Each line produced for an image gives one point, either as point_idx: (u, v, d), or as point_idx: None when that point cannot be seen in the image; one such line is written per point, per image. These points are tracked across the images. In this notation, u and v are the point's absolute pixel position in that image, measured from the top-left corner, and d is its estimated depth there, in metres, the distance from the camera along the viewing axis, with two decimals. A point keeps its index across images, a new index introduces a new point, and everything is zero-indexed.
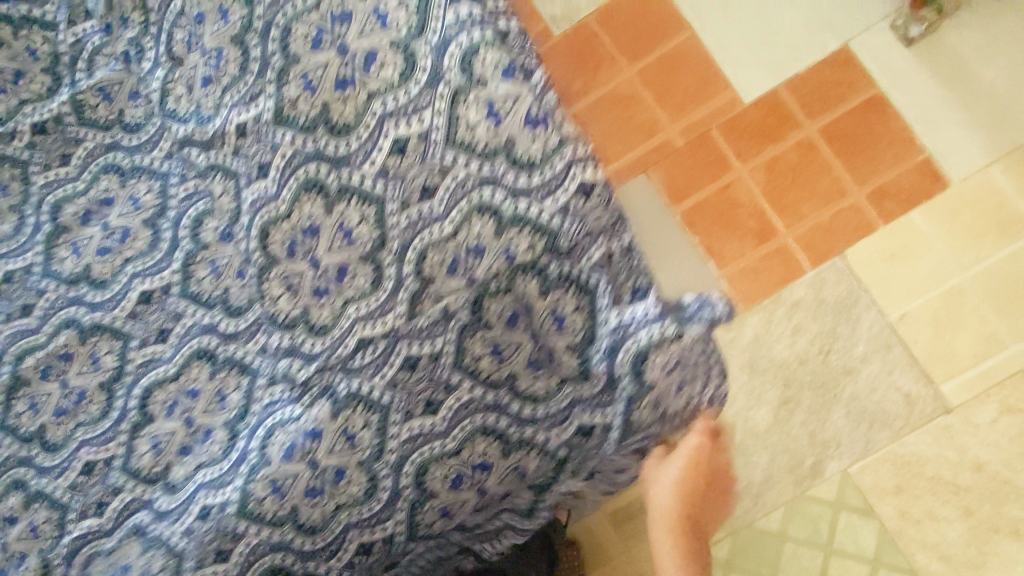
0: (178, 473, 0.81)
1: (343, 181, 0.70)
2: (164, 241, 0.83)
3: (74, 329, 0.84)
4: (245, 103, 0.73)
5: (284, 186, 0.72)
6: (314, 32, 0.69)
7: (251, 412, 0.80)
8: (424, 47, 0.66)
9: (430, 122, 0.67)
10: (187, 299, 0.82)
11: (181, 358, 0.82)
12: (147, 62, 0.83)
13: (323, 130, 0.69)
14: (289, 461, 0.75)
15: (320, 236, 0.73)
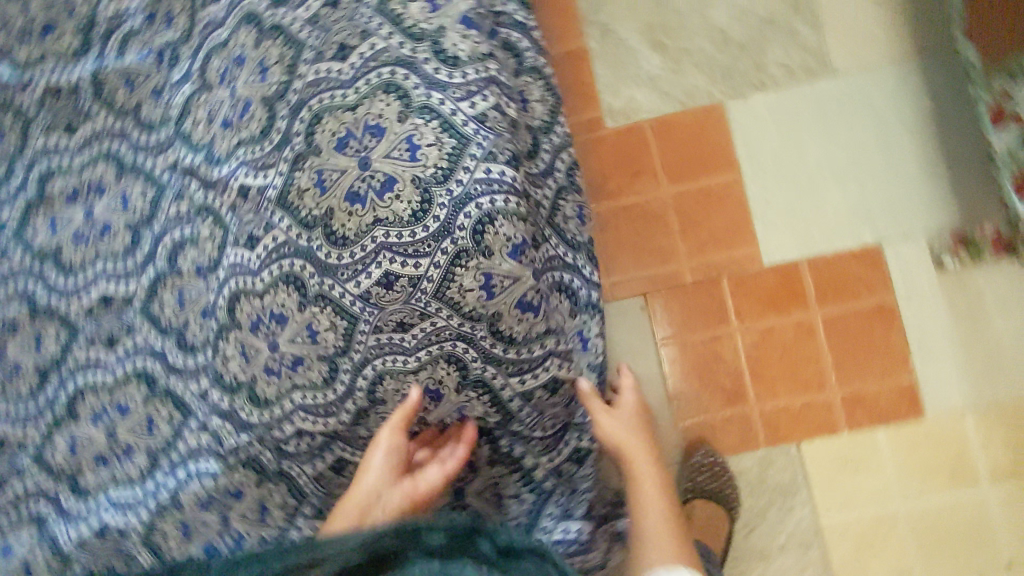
0: (89, 480, 0.81)
1: (322, 289, 0.68)
2: (140, 252, 0.81)
3: (27, 304, 0.82)
4: (256, 168, 0.71)
5: (263, 269, 0.70)
6: (341, 133, 0.66)
7: (175, 449, 0.80)
8: (444, 195, 0.65)
9: (428, 270, 0.65)
10: (145, 317, 0.80)
11: (123, 373, 0.81)
12: (178, 71, 0.80)
13: (319, 232, 0.67)
14: (204, 511, 0.78)
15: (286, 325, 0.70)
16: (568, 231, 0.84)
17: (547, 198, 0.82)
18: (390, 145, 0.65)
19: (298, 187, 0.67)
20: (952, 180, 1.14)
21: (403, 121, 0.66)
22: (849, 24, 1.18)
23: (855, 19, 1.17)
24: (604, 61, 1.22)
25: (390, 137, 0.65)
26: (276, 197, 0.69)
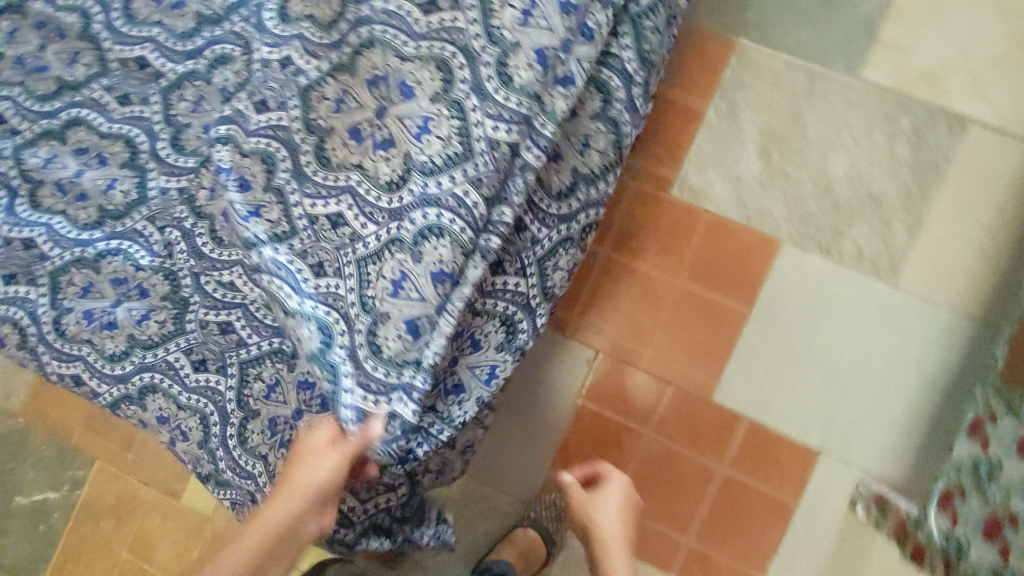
0: (43, 199, 0.84)
1: (277, 180, 0.76)
2: (190, 41, 0.84)
3: (82, 24, 0.88)
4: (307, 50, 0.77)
5: (255, 136, 0.77)
6: (378, 73, 0.79)
7: (122, 221, 0.84)
8: (412, 183, 0.77)
9: (371, 235, 0.76)
10: (161, 98, 0.84)
11: (116, 129, 0.84)
12: None
13: (302, 124, 0.76)
14: (111, 286, 0.83)
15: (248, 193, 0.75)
16: (550, 279, 0.89)
17: (549, 239, 0.87)
18: (408, 128, 0.78)
19: (320, 91, 0.77)
20: (921, 445, 1.11)
21: (434, 110, 0.77)
22: (941, 253, 1.12)
23: (951, 250, 1.12)
24: (712, 134, 1.18)
25: (416, 115, 0.77)
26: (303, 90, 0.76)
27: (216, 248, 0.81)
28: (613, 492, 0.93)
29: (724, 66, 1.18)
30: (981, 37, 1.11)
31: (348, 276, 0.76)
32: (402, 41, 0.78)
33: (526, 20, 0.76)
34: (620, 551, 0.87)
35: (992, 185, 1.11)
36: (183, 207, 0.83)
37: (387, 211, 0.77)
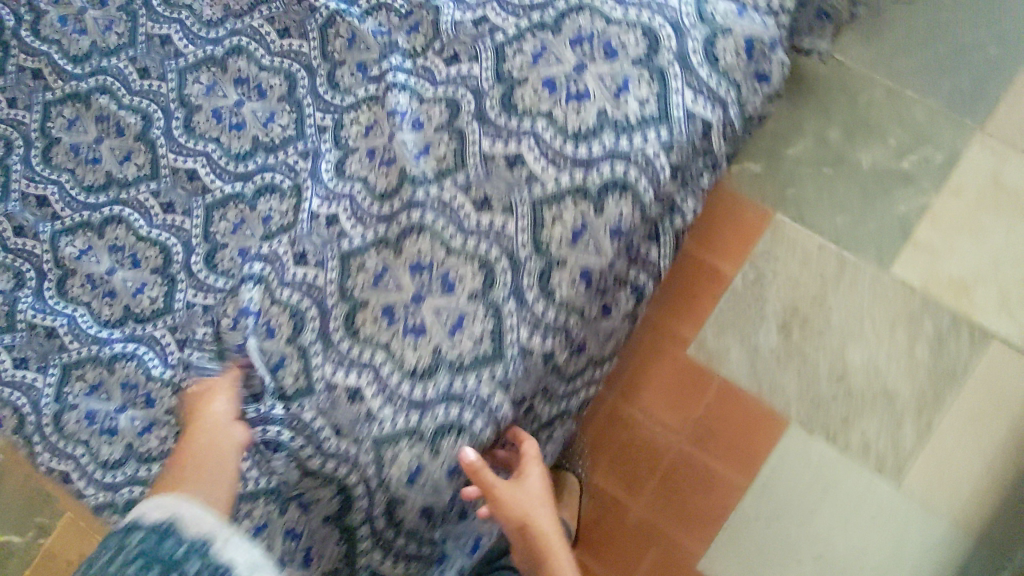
0: (74, 289, 0.87)
1: (294, 336, 0.71)
2: (244, 163, 0.85)
3: (142, 125, 0.89)
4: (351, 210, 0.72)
5: (287, 282, 0.72)
6: (423, 257, 0.66)
7: (142, 325, 0.84)
8: (431, 373, 0.66)
9: (386, 418, 0.66)
10: (205, 213, 0.85)
11: (156, 235, 0.86)
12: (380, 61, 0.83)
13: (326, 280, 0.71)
14: (119, 391, 0.82)
15: (255, 345, 0.70)
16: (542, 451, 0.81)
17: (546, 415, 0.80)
18: (437, 320, 0.66)
19: (360, 262, 0.70)
20: None
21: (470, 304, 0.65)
22: (948, 463, 1.09)
23: (957, 462, 1.09)
24: (736, 300, 1.17)
25: (451, 306, 0.65)
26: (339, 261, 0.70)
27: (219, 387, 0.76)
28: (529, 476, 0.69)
29: (761, 237, 1.18)
30: (1014, 256, 1.12)
31: (355, 456, 0.67)
32: (450, 231, 0.66)
33: (580, 234, 0.64)
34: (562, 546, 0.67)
35: (1005, 404, 1.09)
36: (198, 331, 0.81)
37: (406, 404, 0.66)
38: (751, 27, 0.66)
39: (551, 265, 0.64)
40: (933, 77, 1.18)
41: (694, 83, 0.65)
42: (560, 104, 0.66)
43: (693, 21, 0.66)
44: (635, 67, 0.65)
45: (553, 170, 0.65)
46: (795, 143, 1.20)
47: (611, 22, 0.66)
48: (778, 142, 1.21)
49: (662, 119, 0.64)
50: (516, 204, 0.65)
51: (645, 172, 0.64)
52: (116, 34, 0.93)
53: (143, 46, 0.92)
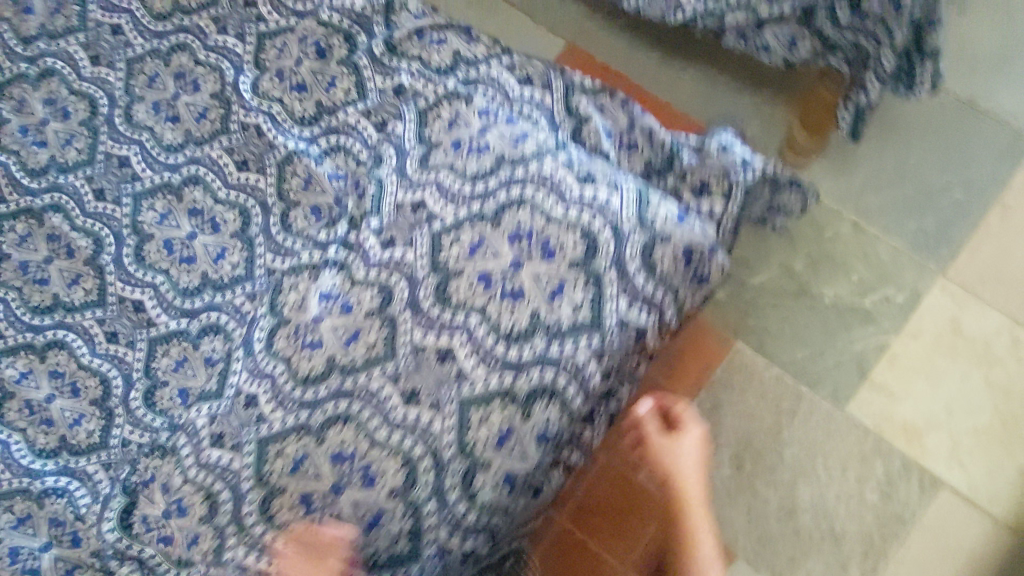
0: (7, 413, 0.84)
1: (217, 504, 0.70)
2: (192, 299, 0.84)
3: (93, 249, 0.88)
4: (281, 383, 0.72)
5: (218, 446, 0.72)
6: (346, 447, 0.66)
7: (76, 457, 0.82)
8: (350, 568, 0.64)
9: None
10: (147, 348, 0.84)
11: (97, 366, 0.85)
12: (334, 207, 0.82)
13: (252, 450, 0.69)
14: (46, 527, 0.79)
15: (185, 520, 0.71)
16: None
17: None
18: (357, 517, 0.65)
19: (282, 446, 0.68)
20: None
21: (391, 505, 0.64)
22: None
23: None
24: None
25: (370, 504, 0.64)
26: (258, 441, 0.70)
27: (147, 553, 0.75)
28: (692, 434, 0.87)
29: (718, 366, 1.17)
30: (970, 407, 1.12)
31: None
32: (377, 424, 0.66)
33: (501, 442, 0.63)
34: (701, 516, 0.89)
35: (952, 554, 1.08)
36: (121, 481, 0.78)
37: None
38: (692, 233, 0.66)
39: (474, 467, 0.64)
40: (898, 212, 1.19)
41: (629, 290, 0.65)
42: (496, 301, 0.66)
43: (632, 225, 0.66)
44: (572, 270, 0.65)
45: (484, 368, 0.65)
46: (760, 270, 1.20)
47: (552, 222, 0.67)
48: (743, 268, 1.21)
49: (594, 326, 0.64)
50: (445, 399, 0.65)
51: (574, 380, 0.64)
52: (76, 149, 0.92)
53: (101, 165, 0.91)
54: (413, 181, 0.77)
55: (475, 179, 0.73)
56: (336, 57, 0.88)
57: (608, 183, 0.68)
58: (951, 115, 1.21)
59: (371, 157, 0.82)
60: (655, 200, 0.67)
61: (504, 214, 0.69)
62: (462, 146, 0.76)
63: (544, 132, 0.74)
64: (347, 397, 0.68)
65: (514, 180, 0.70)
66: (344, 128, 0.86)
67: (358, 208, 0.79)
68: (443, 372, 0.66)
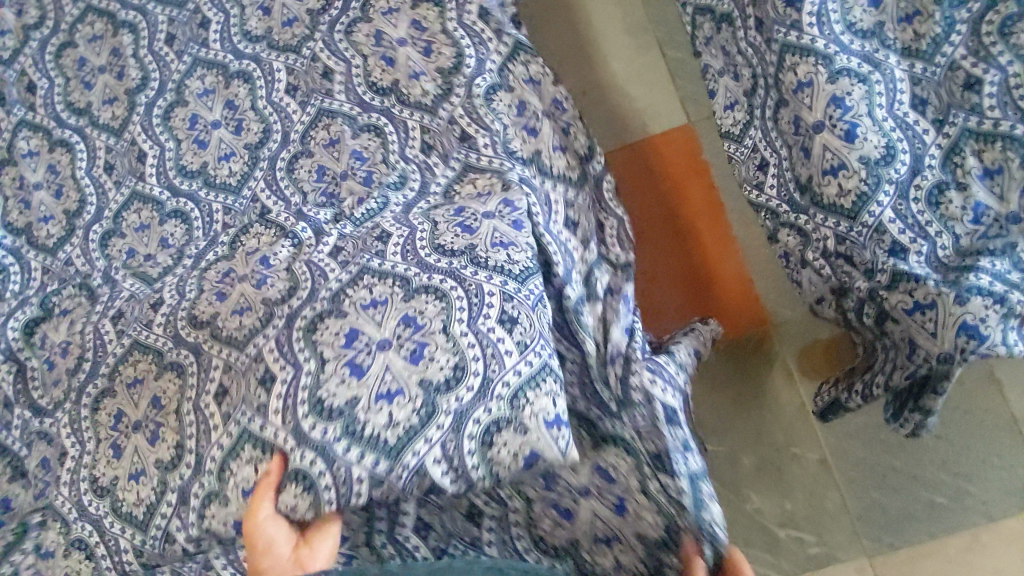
0: (8, 178, 0.93)
1: (93, 367, 0.79)
2: (185, 179, 0.88)
3: (137, 83, 0.92)
4: (183, 315, 0.77)
5: (122, 323, 0.80)
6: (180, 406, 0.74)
7: (32, 248, 0.90)
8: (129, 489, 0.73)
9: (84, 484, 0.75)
10: (130, 196, 0.89)
11: (84, 183, 0.91)
12: (334, 186, 0.82)
13: (140, 347, 0.78)
14: None
15: (64, 362, 0.81)
16: None
17: None
18: (131, 460, 0.74)
19: (156, 365, 0.76)
20: None
21: (153, 471, 0.72)
22: None
23: None
24: None
25: (143, 458, 0.73)
26: (134, 342, 0.78)
27: (30, 362, 0.84)
28: None
29: None
30: None
31: (64, 495, 0.76)
32: (220, 406, 0.70)
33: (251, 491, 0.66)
34: None
35: None
36: (43, 295, 0.86)
37: (79, 501, 0.75)
38: (545, 444, 0.63)
39: (216, 497, 0.67)
40: (872, 484, 1.03)
41: (446, 446, 0.63)
42: (339, 363, 0.65)
43: (499, 396, 0.64)
44: (414, 391, 0.63)
45: (278, 418, 0.65)
46: (707, 439, 1.09)
47: (442, 335, 0.65)
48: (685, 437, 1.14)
49: (389, 455, 0.63)
50: (236, 419, 0.68)
51: (335, 482, 0.63)
52: None
53: (186, 14, 0.93)
54: (404, 218, 0.76)
55: (437, 250, 0.72)
56: (437, 64, 0.84)
57: (520, 344, 0.65)
58: (994, 433, 1.00)
59: (397, 171, 0.81)
60: (541, 392, 0.64)
61: (417, 298, 0.68)
62: (459, 215, 0.74)
63: (528, 252, 0.71)
64: (196, 359, 0.74)
65: (454, 275, 0.68)
66: (397, 125, 0.83)
67: (350, 208, 0.80)
68: (252, 394, 0.68)
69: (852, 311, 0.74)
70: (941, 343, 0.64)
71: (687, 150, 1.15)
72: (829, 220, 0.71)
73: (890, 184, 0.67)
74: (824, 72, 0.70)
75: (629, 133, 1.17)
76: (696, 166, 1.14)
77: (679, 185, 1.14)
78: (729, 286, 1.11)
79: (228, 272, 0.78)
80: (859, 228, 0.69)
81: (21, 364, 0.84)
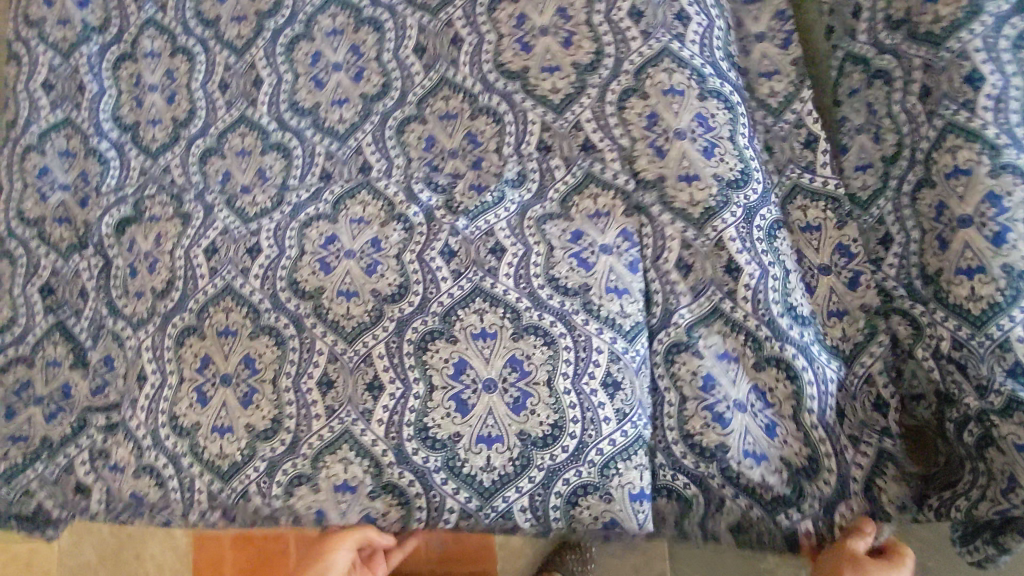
0: (126, 75, 0.94)
1: (178, 288, 0.81)
2: (295, 115, 0.87)
3: (267, 8, 0.91)
4: (280, 260, 0.79)
5: (214, 248, 0.81)
6: (254, 358, 0.76)
7: (137, 150, 0.91)
8: (192, 418, 0.76)
9: (154, 401, 0.78)
10: (239, 121, 0.89)
11: (198, 97, 0.91)
12: (446, 168, 0.82)
13: (228, 277, 0.79)
14: (84, 177, 0.90)
15: (150, 274, 0.83)
16: None
17: None
18: (217, 411, 0.76)
19: (236, 305, 0.78)
20: None
21: (241, 432, 0.74)
22: None
23: None
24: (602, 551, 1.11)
25: (230, 416, 0.75)
26: (226, 286, 0.79)
27: (117, 261, 0.86)
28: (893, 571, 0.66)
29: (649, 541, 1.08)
30: None
31: (133, 407, 0.79)
32: (304, 371, 0.75)
33: (342, 488, 0.71)
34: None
35: None
36: (139, 198, 0.88)
37: (155, 432, 0.77)
38: (626, 516, 0.70)
39: (307, 481, 0.72)
40: None
41: (534, 497, 0.70)
42: (445, 394, 0.72)
43: (590, 462, 0.70)
44: (513, 440, 0.70)
45: (380, 428, 0.72)
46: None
47: (546, 388, 0.71)
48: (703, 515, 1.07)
49: (482, 495, 0.70)
50: (337, 419, 0.72)
51: (428, 509, 0.71)
52: None
53: None
54: (518, 231, 0.77)
55: (550, 285, 0.75)
56: (574, 58, 0.81)
57: (618, 412, 0.71)
58: None
59: (515, 168, 0.81)
60: (631, 465, 0.70)
61: (526, 339, 0.72)
62: (577, 245, 0.76)
63: (639, 304, 0.74)
64: (296, 329, 0.76)
65: (565, 321, 0.73)
66: (517, 113, 0.82)
67: (462, 195, 0.80)
68: (358, 396, 0.73)
69: (949, 423, 0.68)
70: None
71: None
72: (949, 320, 0.66)
73: None
74: (987, 164, 0.65)
75: None
76: None
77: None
78: None
79: (334, 239, 0.79)
80: (981, 338, 0.63)
81: (108, 260, 0.86)
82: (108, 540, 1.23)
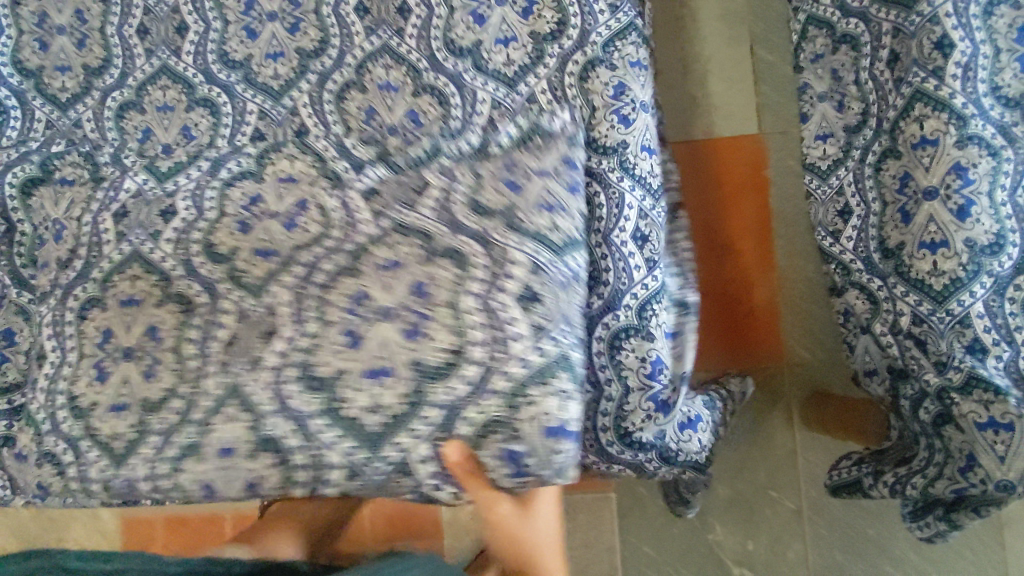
0: (24, 13, 0.82)
1: (89, 255, 0.73)
2: (225, 67, 0.79)
3: None
4: (194, 221, 0.71)
5: (133, 214, 0.73)
6: (161, 330, 0.67)
7: (42, 101, 0.81)
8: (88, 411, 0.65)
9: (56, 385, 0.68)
10: (162, 71, 0.80)
11: (114, 44, 0.81)
12: (390, 129, 0.76)
13: (140, 240, 0.71)
14: None
15: (59, 240, 0.74)
16: None
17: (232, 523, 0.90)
18: (116, 388, 0.65)
19: (147, 274, 0.69)
20: None
21: (135, 408, 0.64)
22: None
23: None
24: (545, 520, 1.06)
25: (132, 393, 0.65)
26: (134, 252, 0.70)
27: (22, 226, 0.77)
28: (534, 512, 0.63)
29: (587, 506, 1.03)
30: None
31: (32, 385, 0.70)
32: (201, 345, 0.64)
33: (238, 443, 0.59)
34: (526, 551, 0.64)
35: None
36: (45, 155, 0.78)
37: (53, 415, 0.67)
38: (543, 454, 0.58)
39: (195, 452, 0.60)
40: (839, 544, 0.95)
41: (437, 444, 0.57)
42: (339, 328, 0.60)
43: (495, 394, 0.58)
44: (407, 370, 0.58)
45: (269, 376, 0.60)
46: (721, 478, 0.99)
47: (450, 311, 0.59)
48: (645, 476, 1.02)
49: (371, 444, 0.58)
50: (229, 371, 0.61)
51: (320, 466, 0.59)
52: None
53: None
54: (451, 169, 0.69)
55: (476, 213, 0.64)
56: (533, 29, 0.75)
57: (535, 332, 0.60)
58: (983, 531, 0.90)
59: (463, 125, 0.75)
60: (548, 392, 0.58)
61: (438, 262, 0.62)
62: (509, 173, 0.67)
63: (576, 225, 0.66)
64: (208, 297, 0.66)
65: (483, 240, 0.63)
66: (467, 96, 0.75)
67: (398, 149, 0.74)
68: (251, 345, 0.62)
69: (905, 400, 0.69)
70: (1007, 469, 0.59)
71: (754, 162, 0.99)
72: (910, 295, 0.65)
73: (989, 277, 0.60)
74: (954, 134, 0.61)
75: (697, 129, 1.01)
76: (755, 179, 0.99)
77: (731, 194, 0.99)
78: (755, 319, 0.99)
79: (257, 199, 0.71)
80: (941, 314, 0.62)
81: (10, 225, 0.77)
82: (26, 527, 1.15)
